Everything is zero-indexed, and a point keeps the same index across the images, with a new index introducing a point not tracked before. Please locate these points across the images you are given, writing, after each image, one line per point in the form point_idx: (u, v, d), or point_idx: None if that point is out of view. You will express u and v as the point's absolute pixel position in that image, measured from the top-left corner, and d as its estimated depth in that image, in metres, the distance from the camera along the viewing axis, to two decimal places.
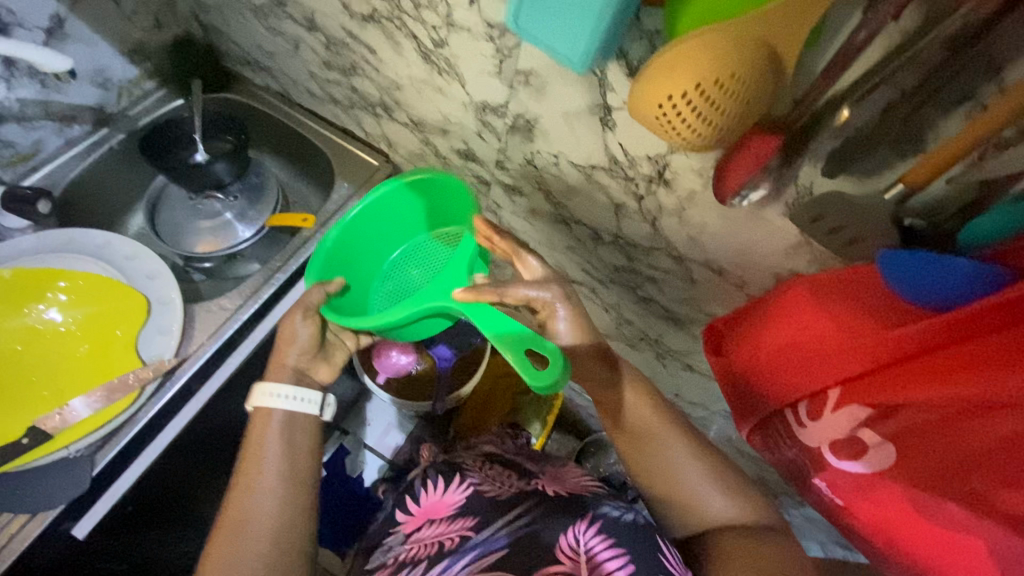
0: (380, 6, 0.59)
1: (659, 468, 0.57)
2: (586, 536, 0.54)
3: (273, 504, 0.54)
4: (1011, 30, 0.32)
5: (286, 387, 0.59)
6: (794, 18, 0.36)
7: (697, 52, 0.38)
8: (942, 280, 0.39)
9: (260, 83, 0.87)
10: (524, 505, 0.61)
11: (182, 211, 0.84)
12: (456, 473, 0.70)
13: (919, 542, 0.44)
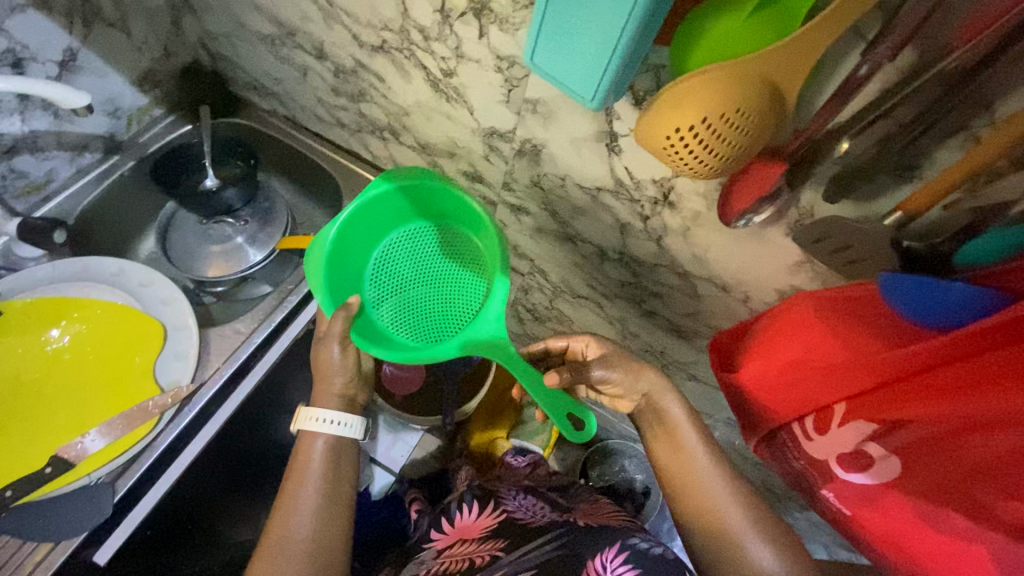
0: (391, 38, 0.60)
1: (695, 492, 0.54)
2: (613, 565, 0.52)
3: (309, 523, 0.55)
4: (1003, 70, 0.33)
5: (328, 412, 0.61)
6: (795, 58, 0.37)
7: (705, 89, 0.39)
8: (942, 300, 0.39)
9: (266, 107, 0.88)
10: (555, 532, 0.60)
11: (192, 234, 0.84)
12: (490, 499, 0.72)
13: (926, 554, 0.45)
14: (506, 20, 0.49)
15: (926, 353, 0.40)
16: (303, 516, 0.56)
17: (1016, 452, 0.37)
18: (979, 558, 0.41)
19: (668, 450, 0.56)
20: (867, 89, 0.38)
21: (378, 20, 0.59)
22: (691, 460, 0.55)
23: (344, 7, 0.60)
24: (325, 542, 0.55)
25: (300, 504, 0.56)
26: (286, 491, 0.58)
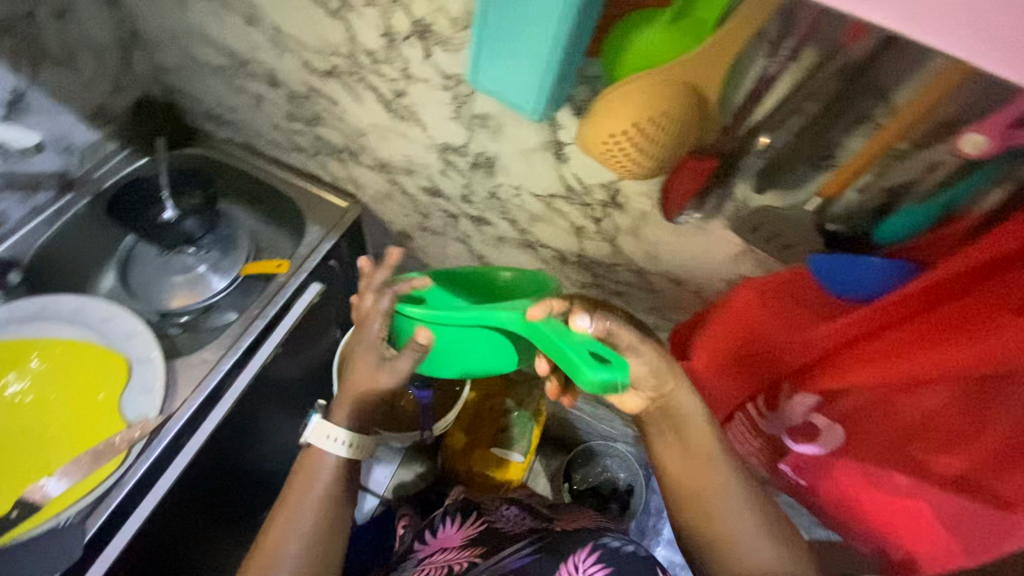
0: (340, 63, 0.62)
1: (697, 493, 0.54)
2: (586, 564, 0.56)
3: (301, 540, 0.55)
4: (889, 63, 0.37)
5: (344, 433, 0.58)
6: (710, 62, 0.40)
7: (631, 97, 0.42)
8: (867, 277, 0.42)
9: (222, 136, 0.89)
10: (532, 538, 0.62)
11: (154, 267, 0.83)
12: (473, 511, 0.71)
13: (876, 512, 0.48)
14: (448, 41, 0.52)
15: (854, 326, 0.43)
16: (297, 529, 0.56)
17: (941, 409, 0.41)
18: (919, 507, 0.45)
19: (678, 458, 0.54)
20: (779, 87, 0.41)
21: (328, 47, 0.61)
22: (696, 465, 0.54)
23: (293, 35, 0.62)
24: (320, 554, 0.56)
25: (295, 517, 0.56)
26: (286, 500, 0.57)
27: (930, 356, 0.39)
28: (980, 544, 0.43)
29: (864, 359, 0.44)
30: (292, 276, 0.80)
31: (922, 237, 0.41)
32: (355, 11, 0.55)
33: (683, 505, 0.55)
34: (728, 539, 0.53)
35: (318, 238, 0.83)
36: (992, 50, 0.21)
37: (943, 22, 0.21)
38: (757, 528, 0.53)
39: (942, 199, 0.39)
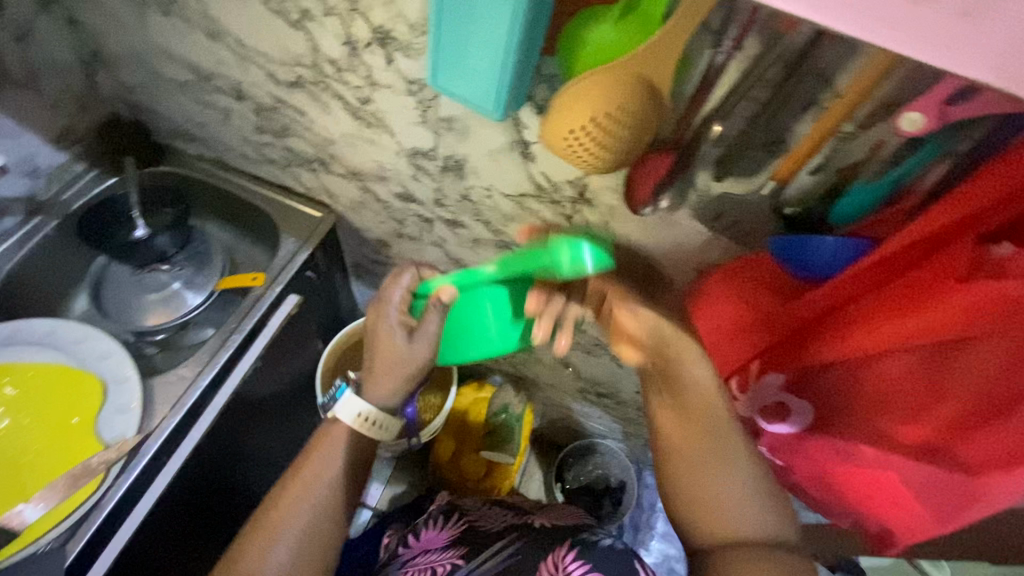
0: (305, 73, 0.63)
1: (692, 454, 0.48)
2: (566, 562, 0.57)
3: (299, 525, 0.54)
4: (829, 48, 0.38)
5: (374, 411, 0.57)
6: (660, 56, 0.40)
7: (587, 92, 0.42)
8: (822, 254, 0.43)
9: (193, 153, 0.88)
10: (510, 536, 0.63)
11: (129, 287, 0.83)
12: (455, 512, 0.72)
13: (848, 489, 0.49)
14: (409, 47, 0.53)
15: (821, 301, 0.44)
16: (300, 508, 0.54)
17: (901, 378, 0.42)
18: (889, 477, 0.45)
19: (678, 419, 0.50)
20: (727, 77, 0.43)
21: (291, 58, 0.62)
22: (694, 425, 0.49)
23: (256, 47, 0.62)
24: None
25: (300, 496, 0.55)
26: (297, 474, 0.56)
27: (898, 326, 0.40)
28: (947, 515, 0.43)
29: (835, 331, 0.45)
30: (268, 289, 0.79)
31: (875, 213, 0.42)
32: (315, 21, 0.56)
33: (675, 468, 0.49)
34: (716, 510, 0.45)
35: (293, 250, 0.83)
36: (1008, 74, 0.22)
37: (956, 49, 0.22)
38: (756, 503, 0.45)
39: (890, 177, 0.40)
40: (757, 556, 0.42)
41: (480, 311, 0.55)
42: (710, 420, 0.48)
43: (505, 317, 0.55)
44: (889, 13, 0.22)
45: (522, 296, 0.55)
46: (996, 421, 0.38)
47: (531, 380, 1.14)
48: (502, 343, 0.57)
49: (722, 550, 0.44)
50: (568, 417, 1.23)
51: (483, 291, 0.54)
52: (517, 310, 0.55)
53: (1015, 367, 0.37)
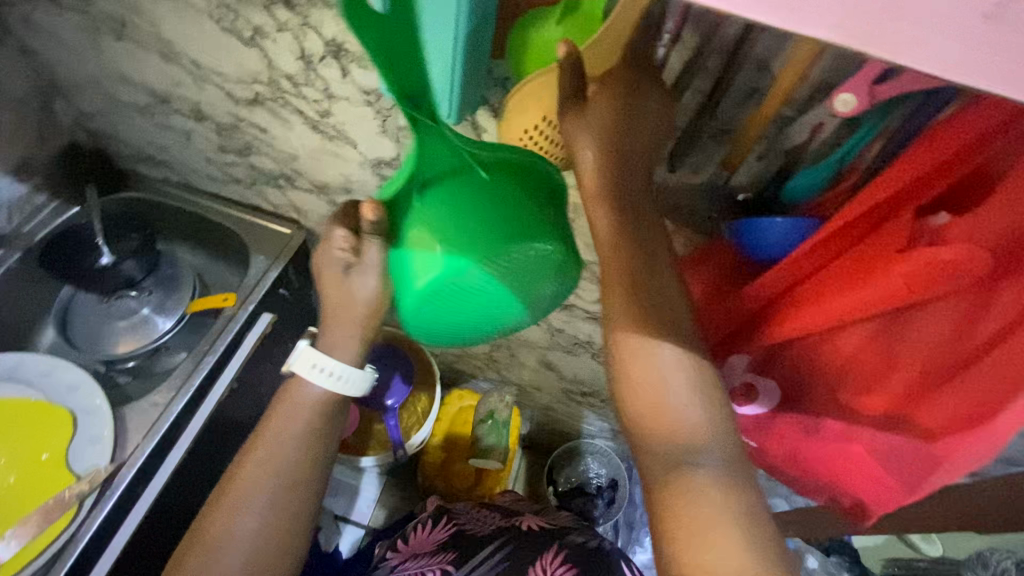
0: (262, 90, 0.63)
1: (638, 362, 0.38)
2: (554, 566, 0.58)
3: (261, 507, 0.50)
4: (763, 37, 0.40)
5: (332, 362, 0.51)
6: (603, 46, 0.41)
7: (536, 91, 0.44)
8: (771, 236, 0.44)
9: (158, 177, 0.88)
10: (501, 539, 0.64)
11: (97, 316, 0.81)
12: (444, 516, 0.72)
13: (821, 461, 0.50)
14: (363, 58, 0.53)
15: (771, 285, 0.44)
16: (262, 487, 0.51)
17: (861, 347, 0.43)
18: (858, 449, 0.47)
19: (628, 318, 0.39)
20: (671, 71, 0.44)
21: (247, 75, 0.62)
22: (654, 334, 0.38)
23: (211, 67, 0.62)
24: None
25: (262, 473, 0.51)
26: (258, 444, 0.52)
27: (842, 298, 0.41)
28: (910, 484, 0.43)
29: (787, 312, 0.44)
30: (239, 309, 0.79)
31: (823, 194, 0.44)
32: (268, 37, 0.55)
33: (616, 375, 0.39)
34: (663, 431, 0.36)
35: (264, 267, 0.83)
36: None
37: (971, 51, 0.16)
38: (707, 429, 0.36)
39: (835, 157, 0.42)
40: (699, 496, 0.34)
41: (421, 232, 0.43)
42: (672, 327, 0.38)
43: (450, 216, 0.42)
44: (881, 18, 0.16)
45: (462, 188, 0.42)
46: (951, 383, 0.40)
47: (515, 384, 1.14)
48: (468, 257, 0.42)
49: (665, 487, 0.35)
50: (555, 418, 1.23)
51: (415, 199, 0.43)
52: (467, 207, 0.42)
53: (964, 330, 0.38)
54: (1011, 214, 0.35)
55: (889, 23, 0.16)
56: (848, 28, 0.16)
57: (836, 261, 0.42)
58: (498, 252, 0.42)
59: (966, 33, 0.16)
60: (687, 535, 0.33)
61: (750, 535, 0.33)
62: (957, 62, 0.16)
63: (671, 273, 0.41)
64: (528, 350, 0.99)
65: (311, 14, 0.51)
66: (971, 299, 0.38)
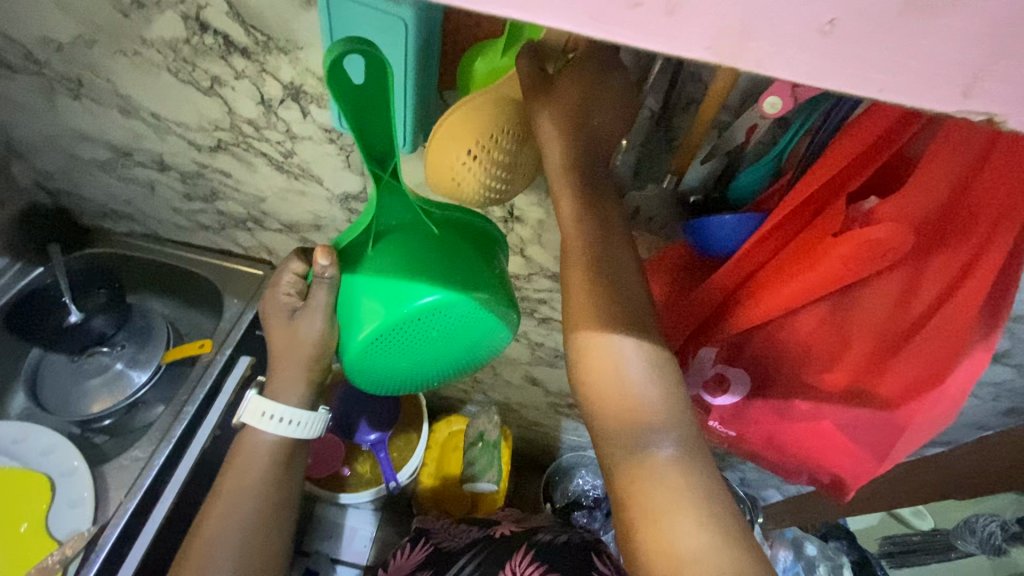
0: (224, 136, 0.64)
1: (602, 359, 0.39)
2: (522, 566, 0.66)
3: (238, 528, 0.54)
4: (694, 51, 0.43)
5: (279, 408, 0.53)
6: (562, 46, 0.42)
7: (475, 115, 0.42)
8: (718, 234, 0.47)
9: (123, 230, 0.87)
10: (472, 550, 0.71)
11: (67, 375, 0.79)
12: (421, 536, 0.78)
13: (796, 441, 0.52)
14: (322, 98, 0.55)
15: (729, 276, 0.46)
16: (237, 516, 0.54)
17: (821, 324, 0.46)
18: (827, 427, 0.49)
19: (590, 316, 0.39)
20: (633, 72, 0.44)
21: (208, 123, 0.63)
22: (614, 330, 0.39)
23: (171, 118, 0.63)
24: None
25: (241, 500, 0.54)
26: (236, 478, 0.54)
27: (798, 283, 0.44)
28: (882, 451, 0.47)
29: (750, 297, 0.46)
30: (217, 355, 0.79)
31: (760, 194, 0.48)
32: (227, 85, 0.57)
33: (577, 370, 0.40)
34: (626, 421, 0.38)
35: (238, 310, 0.83)
36: (1013, 95, 0.16)
37: (900, 80, 0.16)
38: (666, 412, 0.38)
39: (772, 154, 0.45)
40: (658, 479, 0.36)
41: (381, 275, 0.44)
42: (632, 322, 0.39)
43: (400, 267, 0.43)
44: (825, 53, 0.16)
45: (412, 242, 0.44)
46: (903, 349, 0.44)
47: (502, 403, 1.14)
48: (413, 306, 0.43)
49: (627, 473, 0.37)
50: (545, 433, 1.23)
51: (370, 248, 0.45)
52: (416, 258, 0.44)
53: (907, 298, 0.43)
54: (933, 190, 0.38)
55: (750, 43, 0.16)
56: (720, 51, 0.17)
57: (787, 247, 0.44)
58: (442, 303, 0.43)
59: (815, 47, 0.16)
60: (649, 518, 0.35)
61: (706, 514, 0.35)
62: (817, 70, 0.17)
63: (631, 262, 0.41)
64: (513, 368, 1.00)
65: (267, 61, 0.52)
66: (910, 270, 0.42)
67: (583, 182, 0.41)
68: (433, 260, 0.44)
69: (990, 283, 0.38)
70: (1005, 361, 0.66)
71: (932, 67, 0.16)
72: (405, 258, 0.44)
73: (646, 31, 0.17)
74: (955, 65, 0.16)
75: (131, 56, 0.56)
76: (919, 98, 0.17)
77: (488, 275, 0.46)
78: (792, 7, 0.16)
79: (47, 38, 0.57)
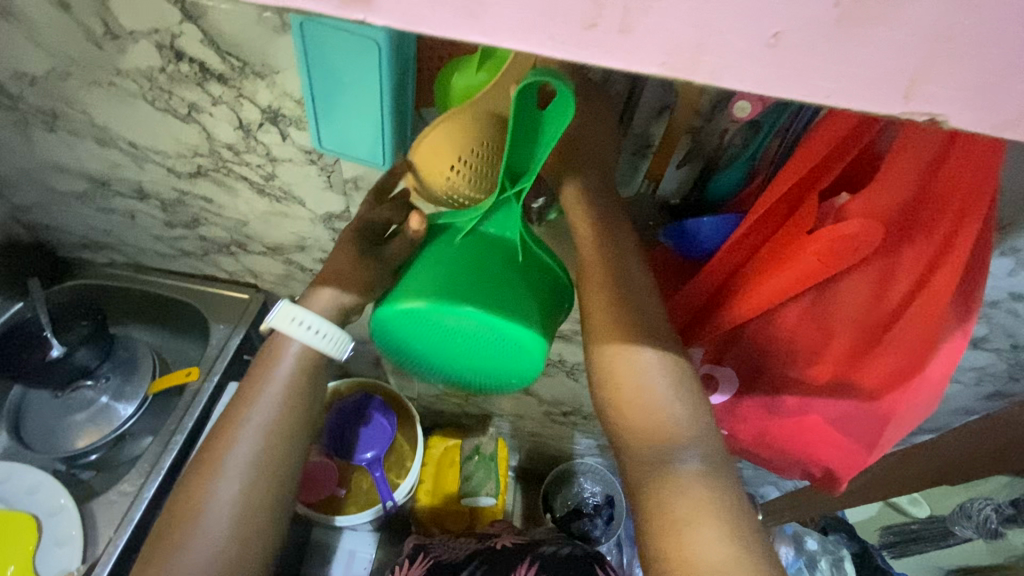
0: (203, 161, 0.64)
1: (626, 374, 0.39)
2: None
3: (224, 525, 0.47)
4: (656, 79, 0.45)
5: (311, 316, 0.50)
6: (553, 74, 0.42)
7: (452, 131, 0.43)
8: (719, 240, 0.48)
9: (103, 260, 0.87)
10: (473, 563, 0.71)
11: (51, 412, 0.78)
12: (420, 550, 0.76)
13: (786, 437, 0.53)
14: (300, 120, 0.55)
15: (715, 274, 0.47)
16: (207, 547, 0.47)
17: (804, 317, 0.47)
18: (814, 421, 0.50)
19: (614, 329, 0.40)
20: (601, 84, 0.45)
21: (187, 149, 0.62)
22: (638, 343, 0.40)
23: (149, 146, 0.63)
24: None
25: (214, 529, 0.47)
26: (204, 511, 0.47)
27: (779, 278, 0.44)
28: (870, 441, 0.48)
29: (737, 293, 0.47)
30: (204, 381, 0.78)
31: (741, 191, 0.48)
32: (204, 112, 0.57)
33: (601, 384, 0.40)
34: (649, 435, 0.38)
35: (225, 335, 0.83)
36: (966, 87, 0.17)
37: (852, 83, 0.17)
38: (689, 427, 0.38)
39: (747, 155, 0.46)
40: (680, 491, 0.36)
41: (437, 268, 0.44)
42: (653, 335, 0.40)
43: (469, 269, 0.43)
44: (778, 64, 0.17)
45: (488, 256, 0.44)
46: (883, 340, 0.45)
47: (495, 415, 1.14)
48: (456, 307, 0.42)
49: (649, 485, 0.37)
50: (541, 443, 1.23)
51: (457, 239, 0.45)
52: (481, 271, 0.43)
53: (884, 290, 0.44)
54: (898, 186, 0.40)
55: (703, 56, 0.17)
56: (673, 66, 0.17)
57: (768, 243, 0.45)
58: (486, 316, 0.42)
59: (763, 59, 0.17)
60: (671, 530, 0.35)
61: (726, 526, 0.35)
62: (769, 81, 0.17)
63: (643, 274, 0.42)
64: None
65: (244, 86, 0.52)
66: (883, 261, 0.43)
67: (602, 212, 0.43)
68: (498, 279, 0.43)
69: (960, 271, 0.39)
70: (983, 346, 0.68)
71: (872, 74, 0.17)
72: (476, 264, 0.43)
73: (603, 50, 0.17)
74: (892, 72, 0.17)
75: (107, 86, 0.56)
76: (862, 102, 0.17)
77: (542, 318, 0.44)
78: (738, 23, 0.16)
79: (20, 72, 0.56)
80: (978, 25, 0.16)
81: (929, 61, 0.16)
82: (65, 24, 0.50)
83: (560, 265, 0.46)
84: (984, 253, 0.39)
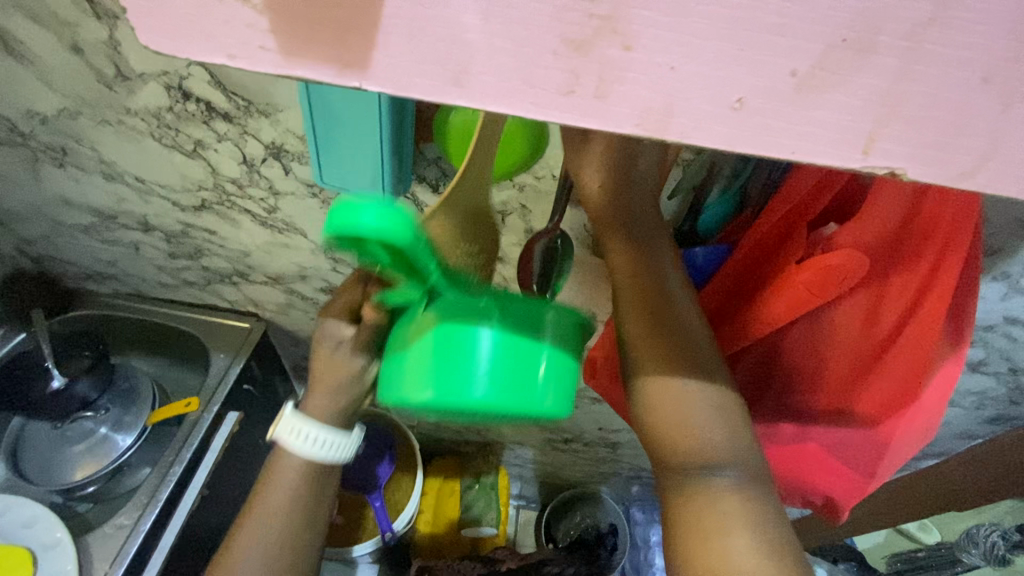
0: (208, 196, 0.65)
1: (664, 390, 0.37)
2: None
3: None
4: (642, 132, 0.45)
5: (315, 427, 0.50)
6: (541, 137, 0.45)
7: None
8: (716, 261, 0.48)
9: (107, 291, 0.88)
10: None
11: (48, 443, 0.77)
12: None
13: (787, 466, 0.52)
14: (303, 155, 0.57)
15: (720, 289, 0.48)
16: None
17: (810, 341, 0.47)
18: (813, 448, 0.51)
19: (653, 358, 0.37)
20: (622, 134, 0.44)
21: (192, 184, 0.64)
22: (681, 373, 0.37)
23: (154, 180, 0.65)
24: None
25: None
26: None
27: (788, 299, 0.43)
28: (869, 468, 0.48)
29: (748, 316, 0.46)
30: (204, 412, 0.79)
31: (733, 219, 0.49)
32: (209, 148, 0.58)
33: (641, 398, 0.37)
34: (682, 442, 0.35)
35: (225, 365, 0.83)
36: (925, 134, 0.18)
37: (812, 141, 0.18)
38: (727, 438, 0.35)
39: (734, 192, 0.47)
40: (714, 507, 0.34)
41: (425, 347, 0.32)
42: (695, 365, 0.37)
43: (456, 339, 0.31)
44: (746, 125, 0.18)
45: (464, 319, 0.32)
46: (881, 365, 0.45)
47: (497, 442, 1.13)
48: (469, 396, 0.30)
49: (680, 496, 0.35)
50: (544, 471, 1.22)
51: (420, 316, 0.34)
52: (476, 342, 0.31)
53: (881, 314, 0.44)
54: (888, 216, 0.41)
55: (673, 117, 0.18)
56: (646, 127, 0.18)
57: (771, 266, 0.46)
58: (507, 392, 0.30)
59: (728, 122, 0.18)
60: (700, 545, 0.33)
61: (761, 536, 0.33)
62: (736, 139, 0.18)
63: (683, 287, 0.41)
64: None
65: (249, 123, 0.54)
66: (875, 289, 0.44)
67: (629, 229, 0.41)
68: (502, 349, 0.31)
69: (948, 297, 0.39)
70: (982, 370, 0.68)
71: (830, 134, 0.18)
72: (464, 338, 0.31)
73: (583, 114, 0.18)
74: (850, 132, 0.18)
75: (116, 125, 0.58)
76: (827, 157, 0.18)
77: (574, 370, 0.33)
78: (702, 91, 0.18)
79: (31, 111, 0.58)
80: (924, 89, 0.17)
81: (887, 114, 0.17)
82: (77, 67, 0.52)
83: (581, 317, 0.34)
84: (972, 277, 0.40)
